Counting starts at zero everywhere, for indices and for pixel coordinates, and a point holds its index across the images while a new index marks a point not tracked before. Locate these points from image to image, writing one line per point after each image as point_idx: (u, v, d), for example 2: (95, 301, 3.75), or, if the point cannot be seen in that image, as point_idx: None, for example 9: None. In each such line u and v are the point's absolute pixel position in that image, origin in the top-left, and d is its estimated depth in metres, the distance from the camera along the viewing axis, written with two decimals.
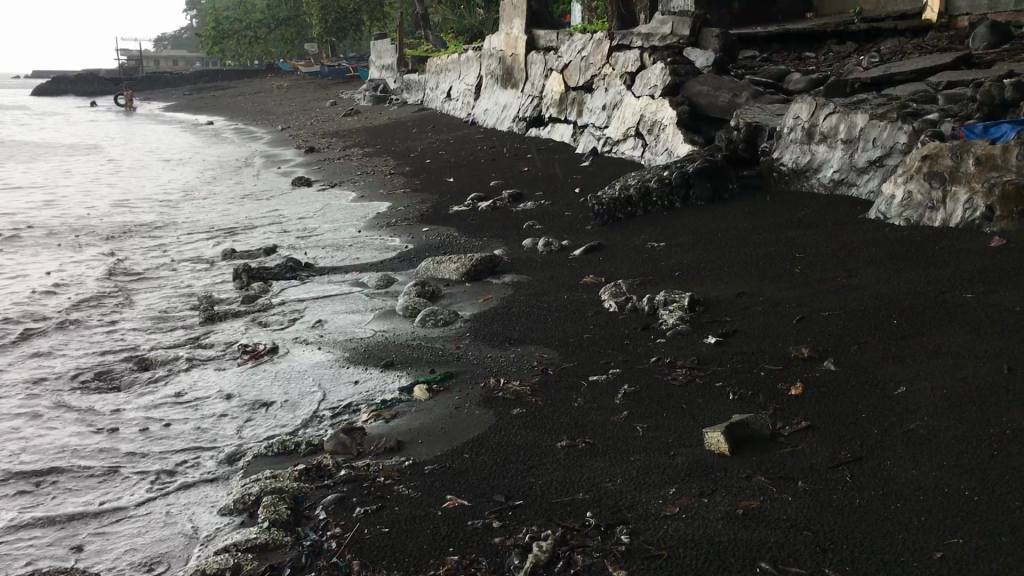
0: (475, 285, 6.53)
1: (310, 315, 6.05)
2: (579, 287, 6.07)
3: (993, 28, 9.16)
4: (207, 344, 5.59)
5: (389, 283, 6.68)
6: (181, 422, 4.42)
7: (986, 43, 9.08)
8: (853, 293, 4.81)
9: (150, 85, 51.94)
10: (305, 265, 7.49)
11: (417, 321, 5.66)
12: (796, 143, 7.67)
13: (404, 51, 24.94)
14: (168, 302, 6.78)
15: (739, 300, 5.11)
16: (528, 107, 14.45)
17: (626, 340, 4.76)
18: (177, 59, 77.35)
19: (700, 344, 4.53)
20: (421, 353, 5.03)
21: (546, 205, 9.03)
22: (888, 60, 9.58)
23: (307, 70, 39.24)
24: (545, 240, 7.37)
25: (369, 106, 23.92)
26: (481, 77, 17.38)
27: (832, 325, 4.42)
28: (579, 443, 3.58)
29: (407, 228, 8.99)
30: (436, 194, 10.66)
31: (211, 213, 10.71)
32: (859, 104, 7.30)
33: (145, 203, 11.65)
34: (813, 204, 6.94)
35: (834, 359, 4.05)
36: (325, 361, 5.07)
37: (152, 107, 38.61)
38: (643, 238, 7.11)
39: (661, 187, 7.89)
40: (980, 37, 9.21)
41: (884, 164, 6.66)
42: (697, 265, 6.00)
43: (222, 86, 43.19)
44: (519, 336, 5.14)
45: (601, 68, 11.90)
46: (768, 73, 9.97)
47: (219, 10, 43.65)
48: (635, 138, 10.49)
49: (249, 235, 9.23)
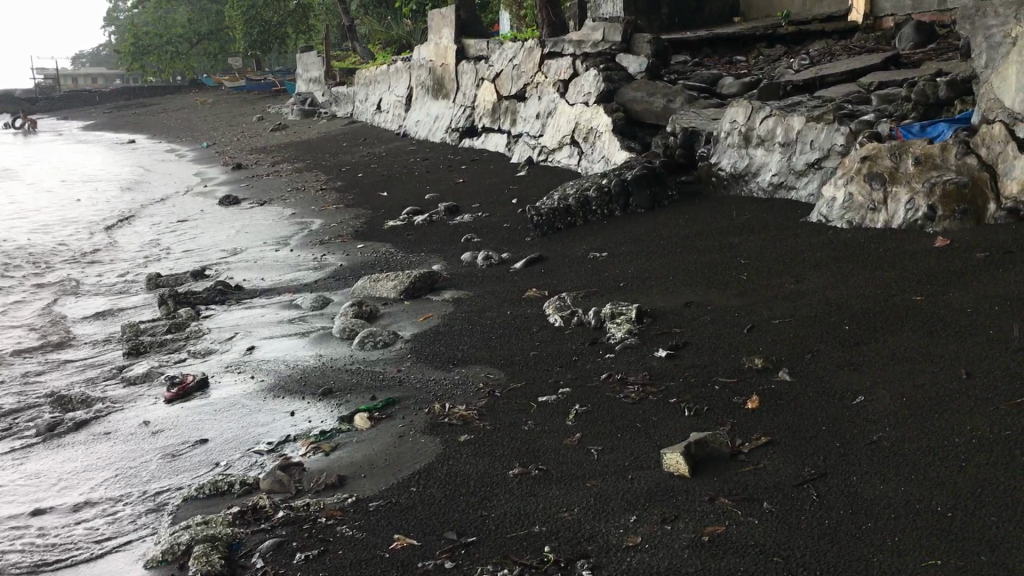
0: (414, 303, 6.32)
1: (242, 342, 5.77)
2: (521, 301, 5.90)
3: (919, 28, 9.28)
4: (131, 379, 5.28)
5: (324, 303, 6.44)
6: (103, 467, 4.12)
7: (912, 43, 9.19)
8: (803, 299, 4.72)
9: (69, 104, 50.52)
10: (235, 287, 7.19)
11: (355, 343, 5.43)
12: (733, 147, 7.63)
13: (331, 63, 24.58)
14: (90, 334, 6.43)
15: (687, 310, 4.99)
16: (460, 117, 14.29)
17: (574, 357, 4.60)
18: (97, 77, 75.56)
19: (650, 358, 4.38)
20: (361, 378, 4.80)
21: (484, 217, 8.86)
22: (817, 61, 9.64)
23: (232, 85, 38.49)
24: (485, 254, 7.20)
25: (298, 120, 23.50)
26: (411, 88, 17.16)
27: (784, 333, 4.32)
28: (532, 471, 3.40)
29: (341, 245, 8.73)
30: (370, 209, 10.41)
31: (135, 236, 10.31)
32: (794, 107, 7.29)
33: (65, 228, 11.18)
34: (754, 208, 6.90)
35: (789, 368, 3.94)
36: (259, 391, 4.81)
37: (72, 126, 37.49)
38: (584, 249, 6.98)
39: (600, 196, 7.78)
40: (906, 37, 9.32)
41: (823, 166, 6.64)
42: (641, 275, 5.87)
43: (144, 104, 42.14)
44: (462, 356, 4.95)
45: (533, 76, 11.79)
46: (700, 78, 9.96)
47: (139, 25, 42.64)
48: (570, 147, 10.39)
49: (176, 258, 8.88)
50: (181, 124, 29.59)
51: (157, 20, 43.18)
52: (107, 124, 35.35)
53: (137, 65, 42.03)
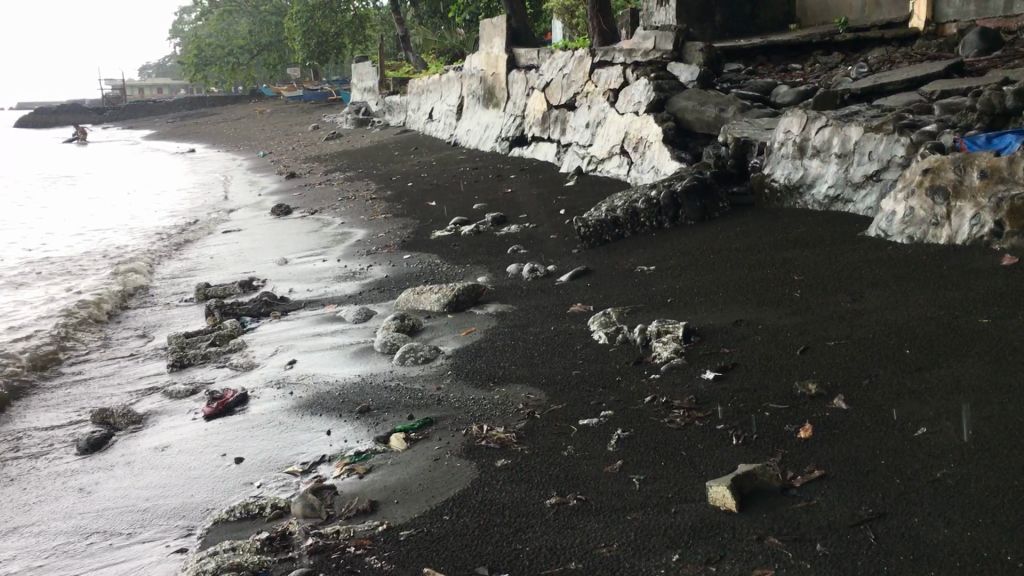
0: (457, 317, 6.20)
1: (284, 355, 5.70)
2: (566, 316, 5.75)
3: (983, 34, 8.94)
4: (172, 393, 5.23)
5: (367, 316, 6.36)
6: (136, 485, 4.06)
7: (976, 50, 8.86)
8: (859, 320, 4.50)
9: (132, 114, 51.66)
10: (280, 299, 7.15)
11: (396, 358, 5.32)
12: (787, 158, 7.41)
13: (385, 73, 24.70)
14: (136, 345, 6.44)
15: (737, 329, 4.79)
16: (510, 127, 14.19)
17: (618, 377, 4.44)
18: (161, 87, 77.23)
19: (697, 380, 4.20)
20: (400, 396, 4.68)
21: (531, 229, 8.73)
22: (876, 69, 9.35)
23: (289, 94, 38.94)
24: (530, 266, 7.06)
25: (352, 129, 23.66)
26: (462, 97, 17.11)
27: (840, 356, 4.11)
28: (569, 501, 3.24)
29: (387, 256, 8.67)
30: (418, 219, 10.35)
31: (186, 245, 10.38)
32: (852, 116, 7.03)
33: (120, 237, 11.32)
34: (809, 221, 6.67)
35: (844, 395, 3.73)
36: (297, 408, 4.73)
37: (133, 135, 38.28)
38: (632, 262, 6.80)
39: (649, 207, 7.60)
40: (970, 44, 8.98)
41: (882, 178, 6.39)
42: (690, 291, 5.68)
43: (204, 113, 42.86)
44: (503, 374, 4.81)
45: (583, 85, 11.65)
46: (754, 86, 9.73)
47: (200, 36, 43.39)
48: (620, 156, 10.22)
49: (224, 268, 8.90)
50: (238, 133, 29.99)
51: (217, 32, 43.91)
52: (168, 133, 36.01)
53: (197, 76, 42.78)
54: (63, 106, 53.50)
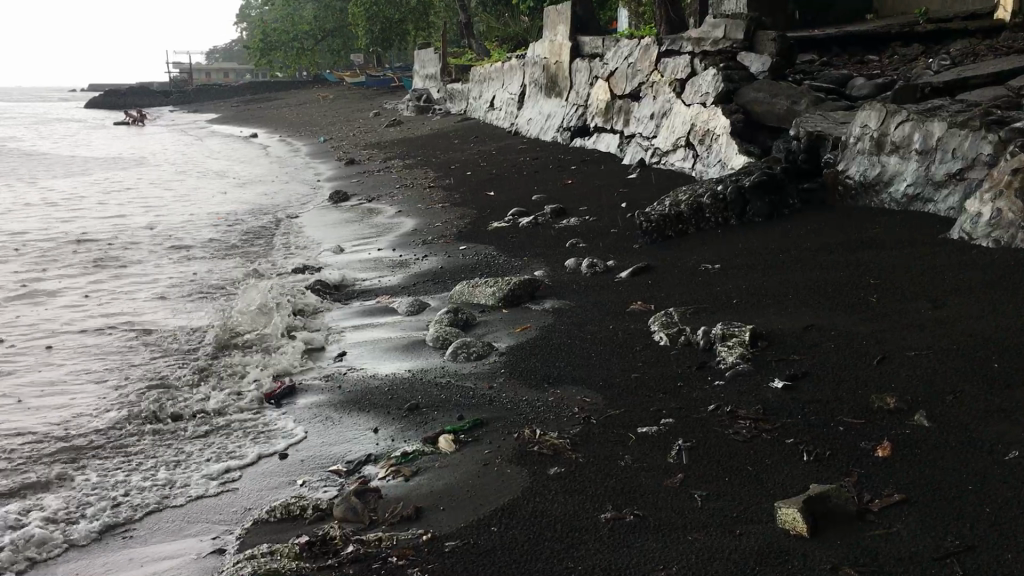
0: (512, 312, 6.02)
1: (334, 346, 5.59)
2: (625, 315, 5.53)
3: None
4: (221, 380, 5.14)
5: (421, 308, 6.23)
6: (177, 477, 3.96)
7: None
8: (941, 329, 4.20)
9: (199, 98, 52.46)
10: (333, 287, 7.05)
11: (447, 354, 5.18)
12: (863, 153, 7.07)
13: (448, 60, 24.59)
14: (188, 328, 6.38)
15: (807, 334, 4.52)
16: (572, 117, 13.95)
17: (679, 383, 4.20)
18: (227, 71, 78.40)
19: (764, 389, 3.95)
20: (450, 394, 4.52)
21: (591, 221, 8.50)
22: (959, 62, 8.93)
23: (352, 81, 39.12)
24: (589, 261, 6.84)
25: (412, 116, 23.62)
26: (524, 86, 16.91)
27: (922, 368, 3.82)
28: (626, 516, 3.04)
29: (443, 246, 8.52)
30: (476, 209, 10.18)
31: (244, 230, 10.37)
32: (934, 111, 6.66)
33: (180, 220, 11.37)
34: (885, 221, 6.35)
35: (926, 411, 3.45)
36: (343, 403, 4.60)
37: (198, 119, 38.81)
38: (696, 259, 6.54)
39: (715, 202, 7.33)
40: None
41: (966, 177, 6.05)
42: (757, 292, 5.42)
43: (269, 98, 43.33)
44: (557, 374, 4.62)
45: (649, 75, 11.35)
46: (828, 79, 9.35)
47: (267, 21, 43.80)
48: (685, 149, 9.93)
49: (279, 254, 8.83)
50: (300, 119, 30.16)
51: (284, 17, 44.28)
52: (233, 117, 36.45)
53: (263, 61, 43.26)
54: (134, 88, 54.55)
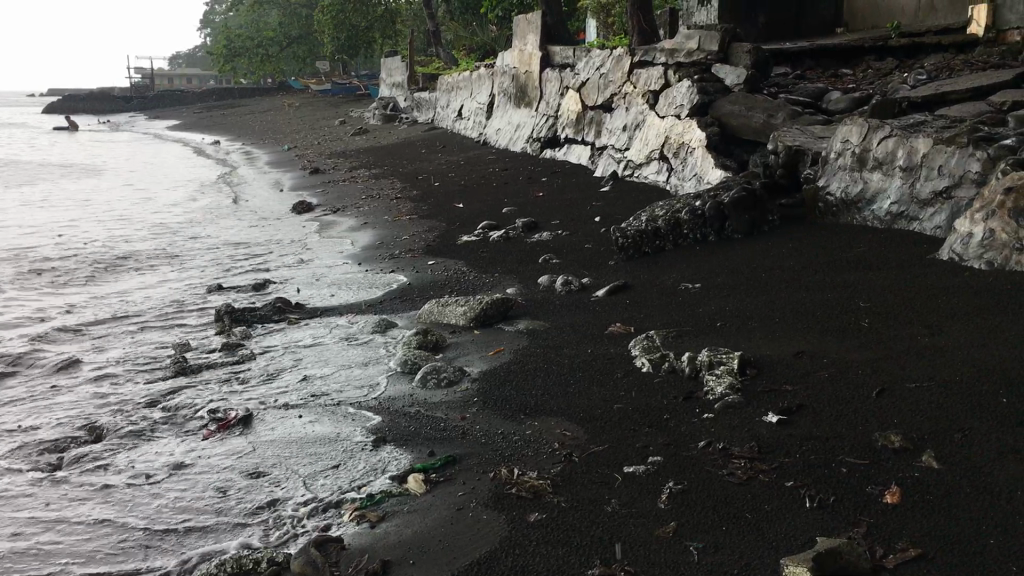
0: (484, 334, 5.72)
1: (295, 369, 5.26)
2: (604, 338, 5.26)
3: None
4: (172, 407, 4.79)
5: (388, 328, 5.93)
6: (119, 520, 3.62)
7: None
8: (941, 358, 3.98)
9: (162, 104, 51.67)
10: (294, 305, 6.71)
11: (417, 380, 4.87)
12: (844, 169, 6.87)
13: (415, 68, 24.29)
14: (138, 349, 6.00)
15: (799, 362, 4.27)
16: (542, 127, 13.71)
17: (666, 415, 3.93)
18: (191, 77, 77.58)
19: (758, 423, 3.69)
20: (420, 426, 4.21)
21: (564, 236, 8.24)
22: (936, 76, 8.78)
23: (318, 88, 38.65)
24: (564, 278, 6.57)
25: (379, 124, 23.29)
26: (493, 95, 16.64)
27: (925, 401, 3.60)
28: (617, 572, 2.76)
29: (411, 261, 8.21)
30: (445, 222, 9.88)
31: (204, 243, 9.98)
32: (918, 126, 6.48)
33: (137, 231, 10.95)
34: (871, 240, 6.15)
35: (934, 451, 3.21)
36: (305, 433, 4.27)
37: (161, 126, 38.13)
38: (675, 278, 6.30)
39: (693, 218, 7.09)
40: None
41: (953, 196, 5.86)
42: (741, 315, 5.17)
43: (233, 105, 42.70)
44: (534, 404, 4.32)
45: (621, 86, 11.13)
46: (804, 92, 9.17)
47: (231, 28, 43.20)
48: (659, 162, 9.70)
49: (239, 268, 8.48)
50: (265, 126, 29.69)
51: (248, 24, 43.72)
52: (195, 124, 35.82)
53: (227, 67, 42.65)
54: (94, 94, 53.59)
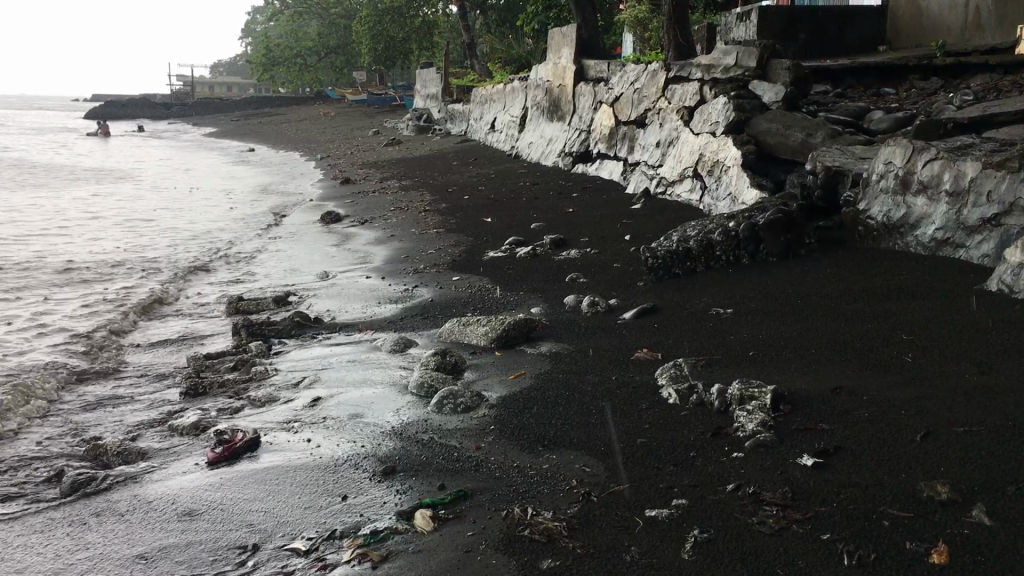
0: (504, 356, 5.51)
1: (307, 390, 5.08)
2: (628, 364, 5.01)
3: None
4: (177, 426, 4.61)
5: (407, 347, 5.73)
6: (110, 552, 3.44)
7: None
8: (991, 399, 3.70)
9: (199, 111, 52.10)
10: (313, 320, 6.55)
11: (432, 404, 4.66)
12: (886, 192, 6.59)
13: (449, 80, 24.22)
14: (151, 365, 5.85)
15: (837, 399, 4.01)
16: (574, 142, 13.51)
17: (692, 453, 3.68)
18: (229, 85, 78.40)
19: (791, 466, 3.44)
20: (432, 455, 4.00)
21: (592, 254, 8.01)
22: (983, 97, 8.46)
23: (353, 98, 38.76)
24: (590, 299, 6.33)
25: (412, 135, 23.22)
26: (526, 109, 16.47)
27: (974, 447, 3.33)
28: None
29: (435, 276, 8.03)
30: (471, 237, 9.69)
31: (229, 253, 9.89)
32: (966, 148, 6.17)
33: (164, 240, 10.90)
34: (914, 267, 5.86)
35: (986, 505, 2.95)
36: (314, 459, 4.06)
37: (197, 132, 38.36)
38: (707, 302, 6.04)
39: (726, 239, 6.83)
40: None
41: (1002, 223, 5.56)
42: (775, 344, 4.91)
43: (269, 113, 42.99)
44: (554, 435, 4.10)
45: (656, 101, 10.90)
46: (844, 112, 8.89)
47: (270, 37, 43.53)
48: (693, 180, 9.46)
49: (260, 281, 8.33)
50: (299, 135, 29.74)
51: (287, 33, 44.03)
52: (232, 131, 36.07)
53: (265, 76, 42.94)
54: (134, 100, 54.22)
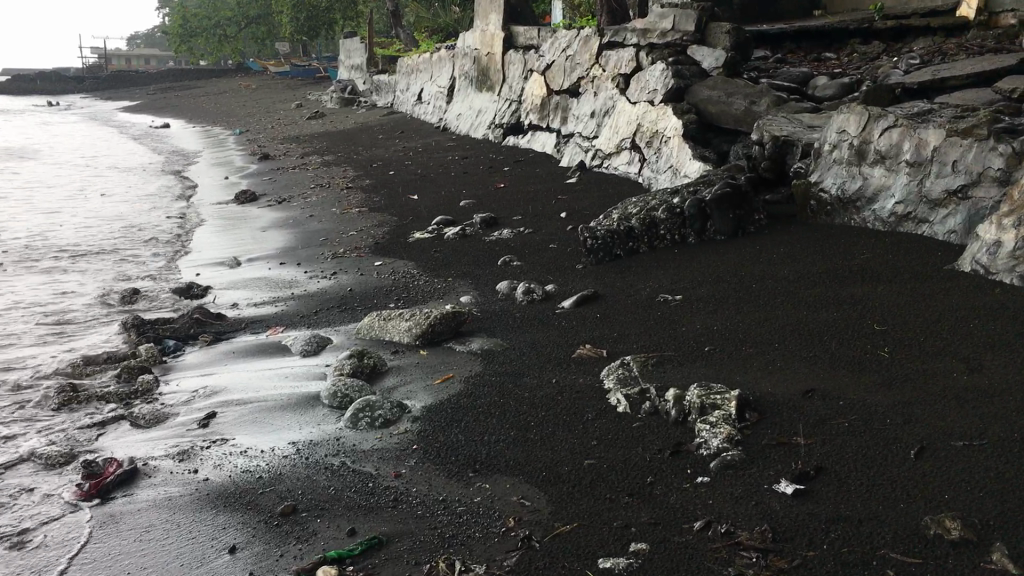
0: (430, 355, 4.89)
1: (201, 404, 4.41)
2: (569, 363, 4.44)
3: None
4: (42, 459, 3.90)
5: (320, 348, 5.07)
6: None
7: None
8: (990, 404, 3.21)
9: (114, 84, 49.87)
10: (215, 316, 5.84)
11: (346, 418, 4.02)
12: (839, 164, 6.11)
13: (374, 51, 23.26)
14: (23, 377, 5.11)
15: (810, 405, 3.49)
16: (504, 113, 12.86)
17: (649, 478, 3.13)
18: (149, 57, 75.62)
19: (767, 495, 2.90)
20: (344, 485, 3.38)
21: (525, 234, 7.44)
22: (928, 60, 8.05)
23: (276, 70, 37.28)
24: (525, 285, 5.74)
25: (337, 108, 22.26)
26: (454, 79, 15.73)
27: (978, 468, 2.82)
28: None
29: (356, 261, 7.34)
30: (397, 216, 9.02)
31: (132, 240, 9.06)
32: (925, 115, 5.73)
33: (61, 227, 10.00)
34: (876, 246, 5.39)
35: (1006, 545, 2.44)
36: (199, 497, 3.40)
37: (110, 107, 36.60)
38: (652, 287, 5.49)
39: (671, 217, 6.31)
40: None
41: (970, 196, 5.13)
42: (732, 338, 4.38)
43: (189, 86, 41.26)
44: (486, 457, 3.50)
45: (589, 69, 10.31)
46: (787, 78, 8.42)
47: (186, 5, 41.66)
48: (630, 152, 8.91)
49: (161, 271, 7.55)
50: (218, 109, 28.41)
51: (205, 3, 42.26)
52: (150, 105, 34.49)
53: (183, 48, 41.18)
54: (48, 73, 51.69)
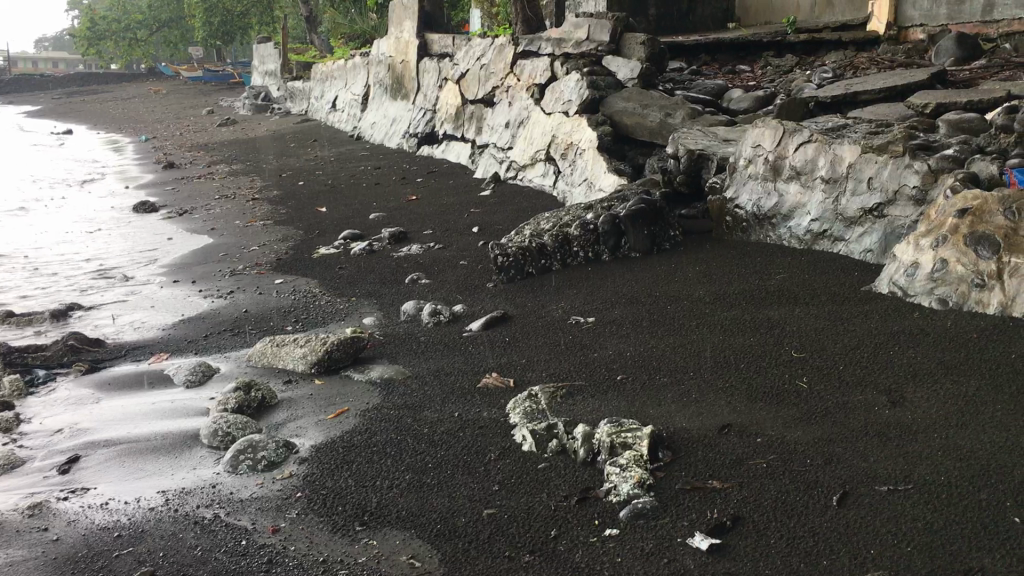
0: (325, 385, 4.53)
1: (64, 447, 3.97)
2: (473, 395, 4.13)
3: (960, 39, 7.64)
4: None
5: (204, 378, 4.66)
6: None
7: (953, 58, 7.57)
8: (915, 444, 3.01)
9: (17, 87, 47.85)
10: (93, 342, 5.38)
11: (225, 461, 3.64)
12: (755, 179, 5.94)
13: (288, 56, 22.62)
14: None
15: (727, 443, 3.25)
16: (419, 122, 12.53)
17: (553, 531, 2.84)
18: (57, 61, 73.05)
19: (680, 551, 2.64)
20: (214, 543, 3.01)
21: (434, 250, 7.13)
22: (841, 73, 8.00)
23: (189, 74, 36.11)
24: (431, 307, 5.41)
25: (250, 115, 21.58)
26: (368, 86, 15.32)
27: (904, 517, 2.61)
28: None
29: (255, 280, 6.92)
30: (302, 230, 8.61)
31: (17, 256, 8.46)
32: (840, 130, 5.61)
33: None
34: (791, 266, 5.22)
35: None
36: (47, 560, 2.99)
37: (10, 112, 35.02)
38: (563, 309, 5.23)
39: (584, 234, 6.05)
40: (944, 49, 7.69)
41: (886, 214, 5.00)
42: (647, 365, 4.13)
43: (97, 90, 39.77)
44: (376, 506, 3.17)
45: (504, 78, 10.04)
46: (702, 90, 8.28)
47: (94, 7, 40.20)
48: (545, 164, 8.67)
49: (41, 291, 7.01)
50: (126, 115, 27.35)
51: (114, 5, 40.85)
52: (55, 109, 33.07)
53: (90, 50, 39.69)
54: None
